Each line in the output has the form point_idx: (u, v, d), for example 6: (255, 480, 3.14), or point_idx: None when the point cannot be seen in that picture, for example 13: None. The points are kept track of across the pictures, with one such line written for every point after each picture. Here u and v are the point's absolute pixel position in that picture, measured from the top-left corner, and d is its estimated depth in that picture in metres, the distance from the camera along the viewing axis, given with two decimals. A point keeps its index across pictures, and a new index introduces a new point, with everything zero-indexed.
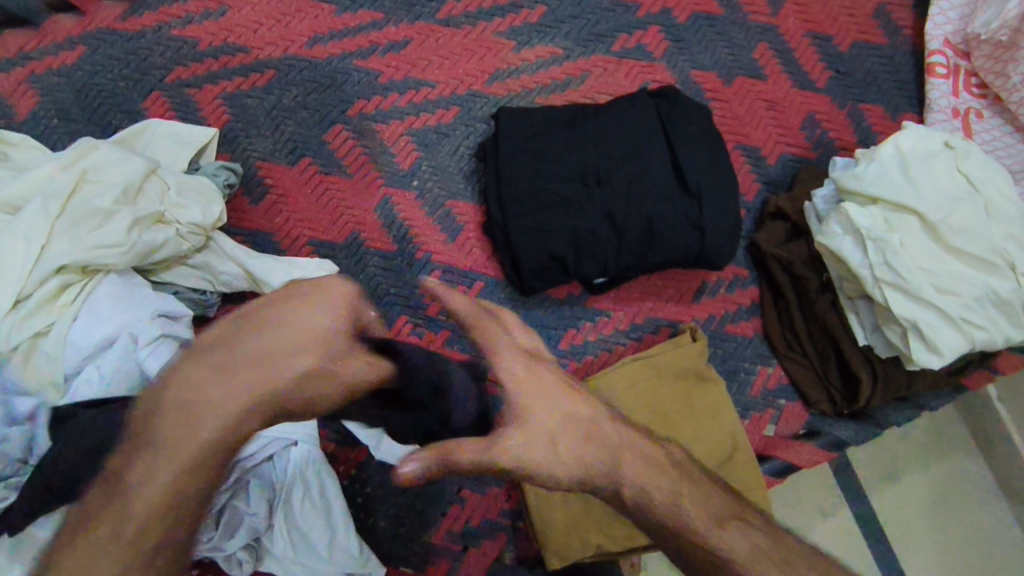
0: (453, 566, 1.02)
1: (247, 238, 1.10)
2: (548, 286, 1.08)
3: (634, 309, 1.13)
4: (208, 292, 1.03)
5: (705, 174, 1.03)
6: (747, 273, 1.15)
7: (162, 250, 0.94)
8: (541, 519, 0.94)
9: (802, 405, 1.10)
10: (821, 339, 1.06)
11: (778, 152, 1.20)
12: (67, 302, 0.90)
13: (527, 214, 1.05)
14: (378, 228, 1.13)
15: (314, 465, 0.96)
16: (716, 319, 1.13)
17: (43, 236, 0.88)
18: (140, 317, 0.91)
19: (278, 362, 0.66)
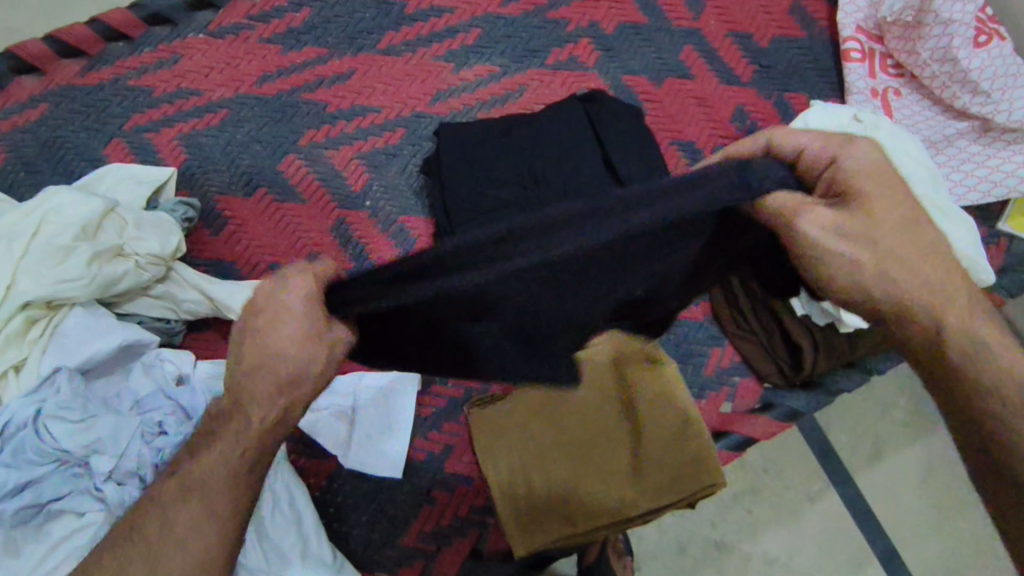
0: (428, 566, 1.05)
1: (210, 268, 1.16)
2: None
3: None
4: (173, 321, 1.08)
5: (635, 168, 1.10)
6: None
7: (123, 281, 1.00)
8: (505, 511, 1.00)
9: (754, 380, 1.14)
10: (763, 315, 1.11)
11: (711, 144, 1.27)
12: (35, 336, 0.95)
13: (472, 219, 1.11)
14: (335, 247, 1.18)
15: (283, 477, 1.01)
16: None
17: (9, 275, 0.94)
18: (109, 344, 0.96)
19: (288, 360, 0.65)
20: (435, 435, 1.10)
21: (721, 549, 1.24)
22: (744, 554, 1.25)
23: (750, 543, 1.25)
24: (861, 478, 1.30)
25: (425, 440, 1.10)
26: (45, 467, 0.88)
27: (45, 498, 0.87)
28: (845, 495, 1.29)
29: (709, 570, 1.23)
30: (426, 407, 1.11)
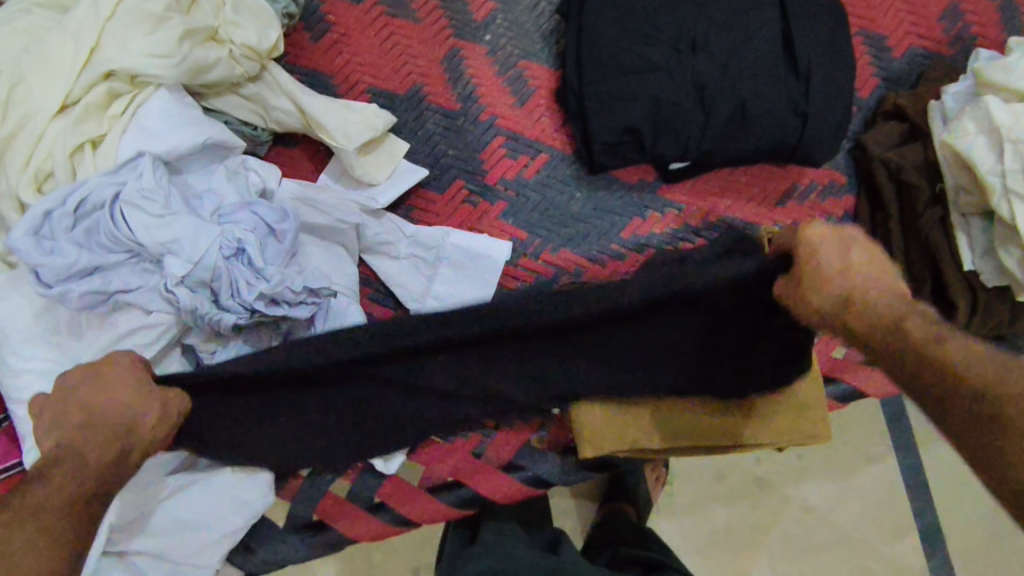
0: (483, 442, 0.97)
1: (304, 77, 1.03)
2: (619, 164, 0.99)
3: (711, 205, 1.03)
4: (260, 129, 0.98)
5: (818, 54, 0.91)
6: (845, 180, 1.03)
7: (213, 71, 0.89)
8: (580, 420, 0.92)
9: None
10: (918, 262, 0.95)
11: (907, 44, 1.04)
12: (117, 113, 0.86)
13: (607, 79, 0.94)
14: (442, 81, 1.04)
15: (352, 319, 0.92)
16: (801, 227, 1.02)
17: (93, 38, 0.84)
18: (192, 139, 0.87)
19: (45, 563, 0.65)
20: None
21: (763, 486, 1.17)
22: (790, 499, 1.17)
23: (794, 487, 1.18)
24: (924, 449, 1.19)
25: None
26: (116, 255, 0.83)
27: (114, 286, 0.82)
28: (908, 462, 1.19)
29: (746, 502, 1.17)
30: (512, 279, 1.01)
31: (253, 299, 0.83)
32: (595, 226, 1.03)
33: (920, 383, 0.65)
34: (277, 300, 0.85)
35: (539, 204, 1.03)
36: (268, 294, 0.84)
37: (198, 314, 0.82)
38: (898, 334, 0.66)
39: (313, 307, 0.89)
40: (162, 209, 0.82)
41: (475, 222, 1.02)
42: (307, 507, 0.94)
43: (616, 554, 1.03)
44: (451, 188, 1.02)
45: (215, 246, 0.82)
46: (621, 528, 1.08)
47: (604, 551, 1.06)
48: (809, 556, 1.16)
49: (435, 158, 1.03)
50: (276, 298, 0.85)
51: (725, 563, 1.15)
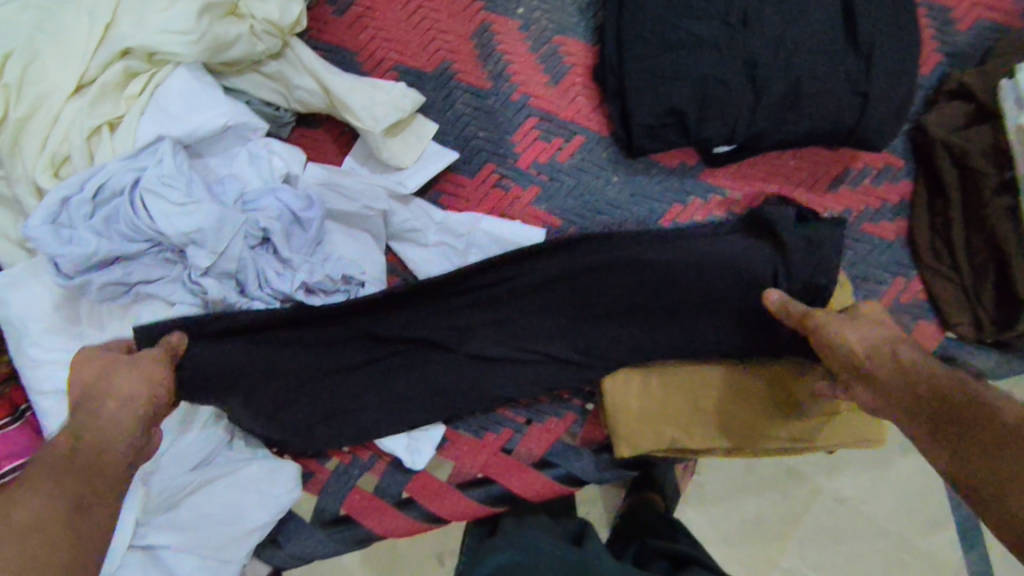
0: (514, 438, 0.94)
1: (328, 53, 0.98)
2: (661, 148, 0.93)
3: (757, 191, 0.97)
4: (282, 109, 0.93)
5: (880, 28, 0.85)
6: (903, 164, 0.96)
7: (234, 48, 0.84)
8: (612, 408, 0.89)
9: (936, 326, 0.93)
10: (981, 253, 0.88)
11: (974, 16, 0.97)
12: (134, 93, 0.82)
13: (650, 56, 0.88)
14: (472, 58, 0.98)
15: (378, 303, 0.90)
16: (853, 214, 0.96)
17: (110, 14, 0.81)
18: (212, 121, 0.83)
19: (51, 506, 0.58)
20: None
21: (793, 476, 1.14)
22: (823, 490, 1.13)
23: (826, 480, 1.14)
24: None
25: None
26: (137, 245, 0.80)
27: (135, 278, 0.81)
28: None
29: (775, 492, 1.13)
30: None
31: (285, 287, 0.84)
32: (632, 212, 0.97)
33: (946, 423, 0.59)
34: (312, 288, 0.85)
35: (574, 188, 0.97)
36: (299, 282, 0.84)
37: (227, 303, 0.83)
38: (929, 375, 0.64)
39: (348, 295, 0.88)
40: (185, 197, 0.78)
41: (506, 207, 0.97)
42: (334, 501, 0.92)
43: (644, 547, 0.98)
44: (482, 171, 0.97)
45: (241, 235, 0.81)
46: (648, 519, 1.03)
47: (632, 544, 1.01)
48: (841, 549, 1.12)
49: (465, 140, 0.98)
50: (313, 286, 0.85)
51: (755, 555, 1.12)
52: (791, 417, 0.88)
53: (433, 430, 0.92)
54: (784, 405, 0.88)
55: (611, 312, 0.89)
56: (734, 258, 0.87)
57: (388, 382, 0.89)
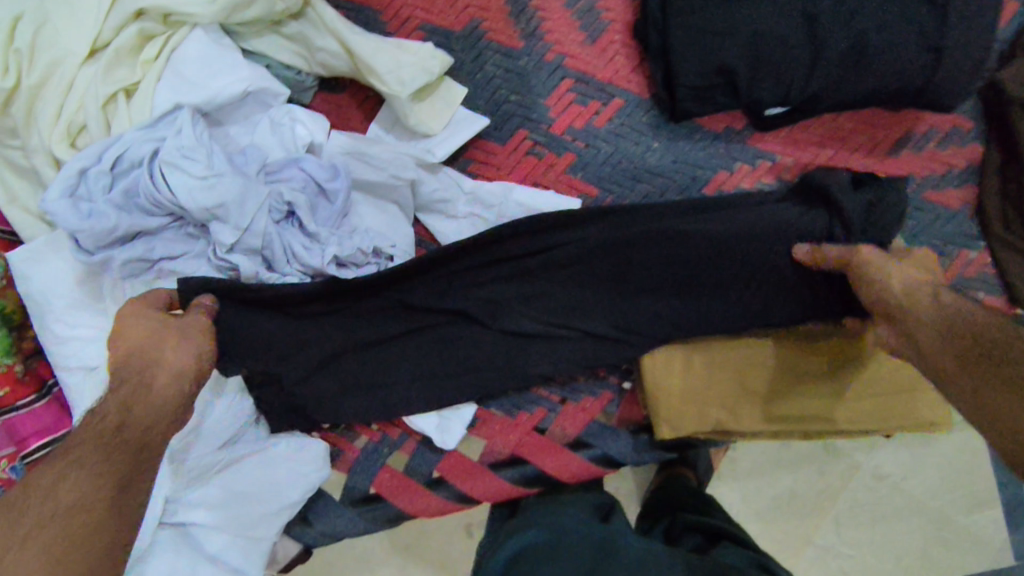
0: (548, 418, 0.91)
1: (351, 13, 0.93)
2: (707, 111, 0.86)
3: (810, 156, 0.90)
4: (305, 73, 0.88)
5: None
6: (973, 125, 0.89)
7: (254, 8, 0.79)
8: (654, 392, 0.85)
9: (1003, 301, 0.87)
10: None
11: None
12: (150, 58, 0.78)
13: (699, 10, 0.81)
14: (503, 16, 0.92)
15: None
16: (915, 181, 0.89)
17: None
18: (232, 87, 0.78)
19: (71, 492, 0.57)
20: None
21: (832, 453, 1.09)
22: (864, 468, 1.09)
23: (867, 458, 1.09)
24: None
25: None
26: (158, 219, 0.77)
27: (157, 254, 0.78)
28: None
29: (813, 468, 1.09)
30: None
31: (314, 262, 0.81)
32: (674, 180, 0.91)
33: (983, 364, 0.61)
34: (342, 262, 0.82)
35: (611, 156, 0.91)
36: (329, 256, 0.81)
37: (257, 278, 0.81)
38: (974, 324, 0.64)
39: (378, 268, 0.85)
40: (206, 170, 0.75)
41: (540, 176, 0.92)
42: (364, 479, 0.90)
43: (675, 521, 0.94)
44: (514, 138, 0.92)
45: (266, 209, 0.78)
46: (680, 494, 1.00)
47: (662, 520, 0.98)
48: (882, 527, 1.08)
49: (496, 104, 0.92)
50: (344, 259, 0.81)
51: (791, 532, 1.08)
52: (839, 400, 0.85)
53: (464, 409, 0.89)
54: (832, 388, 0.85)
55: (654, 286, 0.84)
56: (791, 227, 0.81)
57: (422, 359, 0.86)
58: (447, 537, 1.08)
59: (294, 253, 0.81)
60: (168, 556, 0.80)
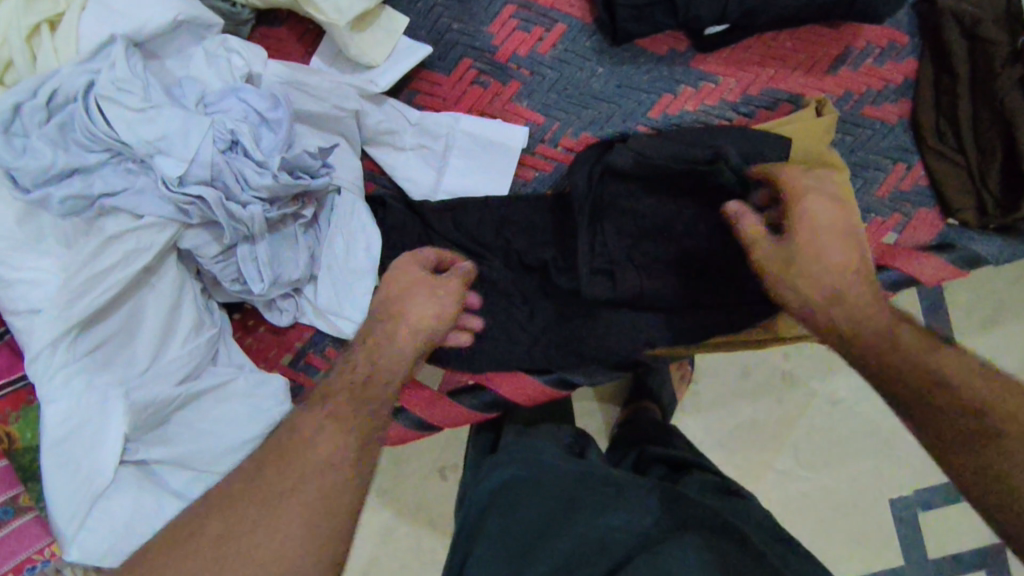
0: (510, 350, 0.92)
1: None
2: (648, 31, 0.87)
3: (752, 77, 0.91)
4: (240, 5, 0.87)
5: None
6: (907, 41, 0.90)
7: None
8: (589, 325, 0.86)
9: (937, 213, 0.89)
10: (988, 130, 0.84)
11: None
12: None
13: None
14: None
15: (349, 193, 0.86)
16: (853, 98, 0.90)
17: None
18: (160, 13, 0.77)
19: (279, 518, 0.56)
20: None
21: (788, 382, 1.05)
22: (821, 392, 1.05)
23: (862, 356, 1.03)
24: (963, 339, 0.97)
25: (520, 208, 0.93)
26: (95, 155, 0.75)
27: (96, 190, 0.75)
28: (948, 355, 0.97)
29: (770, 398, 1.06)
30: (529, 169, 0.93)
31: (268, 184, 0.76)
32: (618, 106, 0.91)
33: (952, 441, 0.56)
34: (294, 172, 0.78)
35: (557, 82, 0.92)
36: (279, 166, 0.76)
37: (209, 215, 0.77)
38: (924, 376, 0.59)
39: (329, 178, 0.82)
40: (145, 100, 0.74)
41: (486, 105, 0.92)
42: None
43: (642, 454, 0.92)
44: (458, 68, 0.92)
45: (210, 139, 0.74)
46: (646, 429, 0.97)
47: (629, 454, 0.94)
48: (841, 450, 1.05)
49: (440, 33, 0.92)
50: (293, 165, 0.78)
51: (752, 456, 1.05)
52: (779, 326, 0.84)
53: None
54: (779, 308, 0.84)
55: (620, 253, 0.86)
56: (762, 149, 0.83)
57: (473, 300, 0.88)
58: (414, 478, 1.08)
59: (246, 181, 0.76)
60: (130, 491, 0.79)
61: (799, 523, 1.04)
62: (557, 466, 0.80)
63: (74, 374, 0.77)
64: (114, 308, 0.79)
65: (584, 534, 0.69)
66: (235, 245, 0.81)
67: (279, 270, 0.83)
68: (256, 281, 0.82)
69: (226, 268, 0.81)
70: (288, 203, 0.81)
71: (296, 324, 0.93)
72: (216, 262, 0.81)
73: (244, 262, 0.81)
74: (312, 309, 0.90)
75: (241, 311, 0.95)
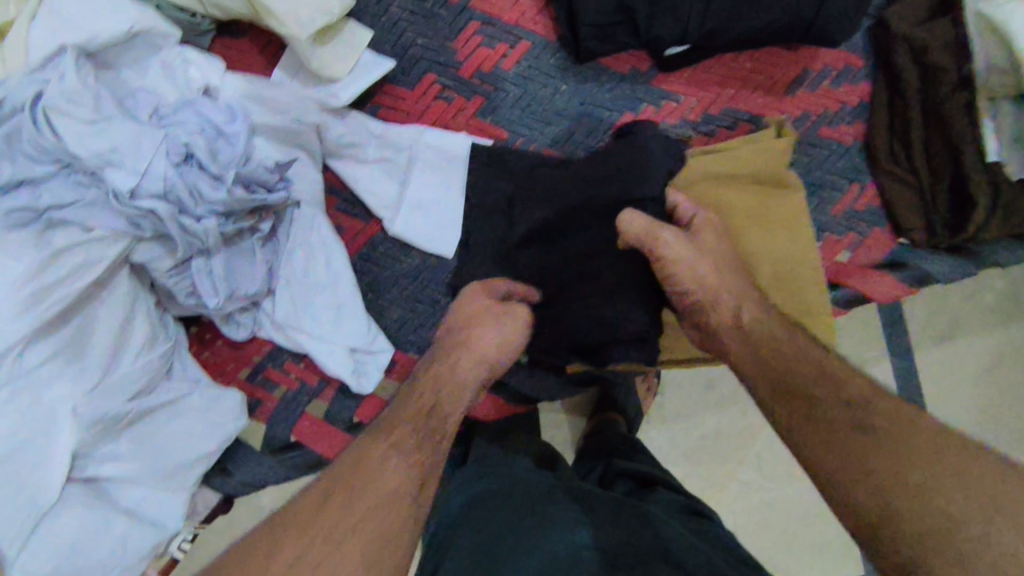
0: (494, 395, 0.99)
1: None
2: (610, 50, 0.88)
3: (713, 97, 0.92)
4: (201, 15, 0.85)
5: None
6: (861, 64, 0.92)
7: None
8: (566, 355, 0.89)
9: (890, 232, 0.91)
10: (938, 153, 0.87)
11: None
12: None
13: None
14: None
15: (309, 206, 0.86)
16: (810, 119, 0.92)
17: None
18: (115, 23, 0.76)
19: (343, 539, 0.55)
20: None
21: (752, 392, 1.06)
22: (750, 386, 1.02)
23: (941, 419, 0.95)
24: (919, 352, 0.96)
25: None
26: (44, 166, 0.73)
27: (44, 203, 0.73)
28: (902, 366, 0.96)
29: (734, 410, 1.06)
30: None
31: (223, 199, 0.74)
32: (582, 122, 0.92)
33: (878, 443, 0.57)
34: (250, 186, 0.77)
35: (521, 98, 0.92)
36: (234, 179, 0.75)
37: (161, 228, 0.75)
38: (790, 363, 0.65)
39: (288, 191, 0.81)
40: (95, 110, 0.72)
41: (450, 119, 0.92)
42: (284, 427, 0.91)
43: (609, 467, 0.91)
44: (423, 82, 0.92)
45: (163, 152, 0.73)
46: (613, 442, 0.96)
47: (595, 466, 0.93)
48: (801, 463, 1.05)
49: (404, 47, 0.92)
50: (249, 178, 0.76)
51: (715, 469, 1.05)
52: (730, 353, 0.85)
53: (380, 355, 0.89)
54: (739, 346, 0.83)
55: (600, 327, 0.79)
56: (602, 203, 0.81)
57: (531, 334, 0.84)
58: None
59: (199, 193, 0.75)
60: (79, 509, 0.78)
61: (762, 534, 1.04)
62: (526, 479, 0.80)
63: (21, 389, 0.74)
64: (61, 322, 0.77)
65: (553, 553, 0.66)
66: (190, 259, 0.79)
67: (235, 284, 0.82)
68: (213, 296, 0.81)
69: (181, 281, 0.80)
70: (248, 216, 0.80)
71: (254, 337, 0.92)
72: (169, 275, 0.79)
73: (199, 276, 0.80)
74: (270, 323, 0.90)
75: (199, 324, 0.93)
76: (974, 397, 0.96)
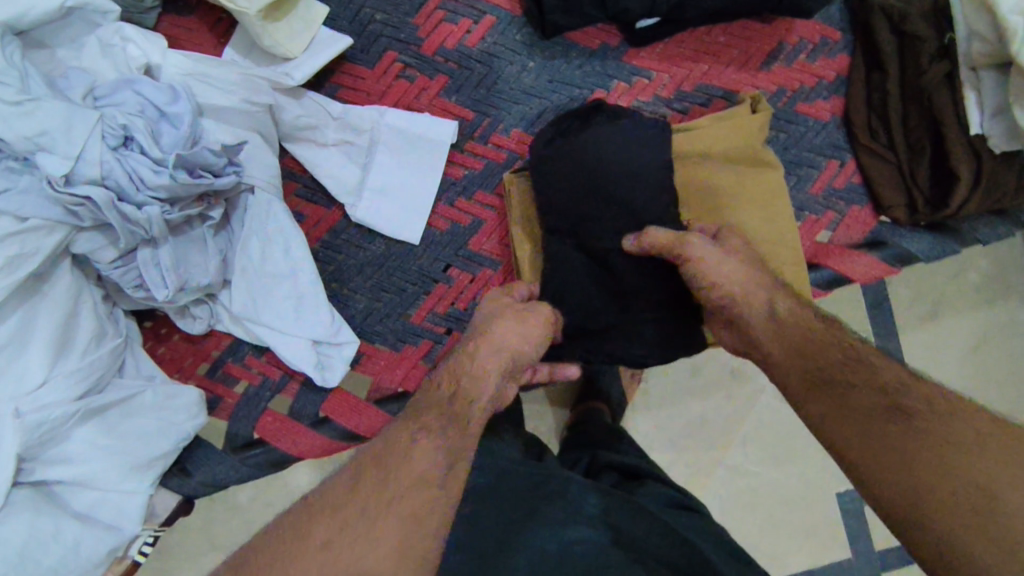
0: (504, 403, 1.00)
1: None
2: (577, 23, 0.84)
3: (686, 73, 0.89)
4: None
5: None
6: (839, 36, 0.89)
7: None
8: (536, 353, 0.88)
9: (869, 210, 0.88)
10: (917, 129, 0.84)
11: None
12: None
13: None
14: None
15: (264, 191, 0.81)
16: (786, 94, 0.89)
17: None
18: None
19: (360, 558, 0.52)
20: (463, 204, 0.88)
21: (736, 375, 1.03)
22: None
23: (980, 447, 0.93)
24: (907, 334, 0.93)
25: (450, 208, 0.88)
26: None
27: None
28: (887, 347, 0.93)
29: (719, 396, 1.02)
30: (463, 214, 0.88)
31: (165, 183, 0.70)
32: (550, 100, 0.88)
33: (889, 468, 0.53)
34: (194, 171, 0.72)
35: (486, 76, 0.88)
36: (176, 162, 0.71)
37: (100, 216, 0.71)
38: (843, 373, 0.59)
39: (238, 176, 0.76)
40: (23, 91, 0.67)
41: (413, 99, 0.88)
42: (246, 424, 0.87)
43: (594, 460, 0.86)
44: (383, 61, 0.88)
45: (98, 134, 0.69)
46: (596, 431, 0.92)
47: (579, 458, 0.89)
48: (789, 447, 1.02)
49: (362, 23, 0.88)
50: (192, 162, 0.72)
51: (700, 456, 1.02)
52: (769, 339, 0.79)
53: (345, 347, 0.85)
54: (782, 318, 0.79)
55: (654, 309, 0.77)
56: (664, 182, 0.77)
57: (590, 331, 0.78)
58: None
59: (140, 178, 0.70)
60: (27, 515, 0.74)
61: (749, 522, 1.01)
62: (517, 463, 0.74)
63: None
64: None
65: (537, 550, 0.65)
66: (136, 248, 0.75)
67: (186, 274, 0.78)
68: (161, 287, 0.76)
69: (126, 273, 0.76)
70: (196, 202, 0.76)
71: (212, 331, 0.88)
72: (113, 267, 0.76)
73: (145, 266, 0.75)
74: (228, 316, 0.86)
75: (154, 319, 0.89)
76: (960, 377, 0.94)
